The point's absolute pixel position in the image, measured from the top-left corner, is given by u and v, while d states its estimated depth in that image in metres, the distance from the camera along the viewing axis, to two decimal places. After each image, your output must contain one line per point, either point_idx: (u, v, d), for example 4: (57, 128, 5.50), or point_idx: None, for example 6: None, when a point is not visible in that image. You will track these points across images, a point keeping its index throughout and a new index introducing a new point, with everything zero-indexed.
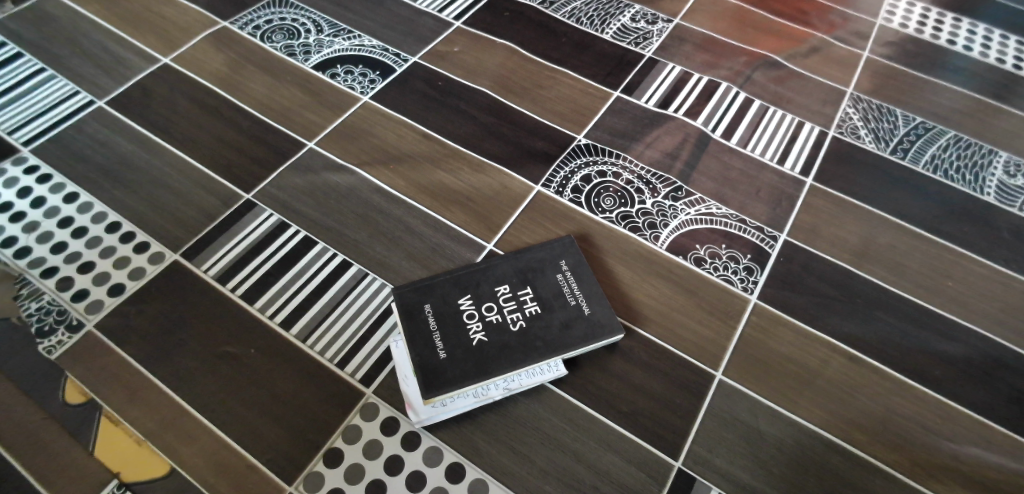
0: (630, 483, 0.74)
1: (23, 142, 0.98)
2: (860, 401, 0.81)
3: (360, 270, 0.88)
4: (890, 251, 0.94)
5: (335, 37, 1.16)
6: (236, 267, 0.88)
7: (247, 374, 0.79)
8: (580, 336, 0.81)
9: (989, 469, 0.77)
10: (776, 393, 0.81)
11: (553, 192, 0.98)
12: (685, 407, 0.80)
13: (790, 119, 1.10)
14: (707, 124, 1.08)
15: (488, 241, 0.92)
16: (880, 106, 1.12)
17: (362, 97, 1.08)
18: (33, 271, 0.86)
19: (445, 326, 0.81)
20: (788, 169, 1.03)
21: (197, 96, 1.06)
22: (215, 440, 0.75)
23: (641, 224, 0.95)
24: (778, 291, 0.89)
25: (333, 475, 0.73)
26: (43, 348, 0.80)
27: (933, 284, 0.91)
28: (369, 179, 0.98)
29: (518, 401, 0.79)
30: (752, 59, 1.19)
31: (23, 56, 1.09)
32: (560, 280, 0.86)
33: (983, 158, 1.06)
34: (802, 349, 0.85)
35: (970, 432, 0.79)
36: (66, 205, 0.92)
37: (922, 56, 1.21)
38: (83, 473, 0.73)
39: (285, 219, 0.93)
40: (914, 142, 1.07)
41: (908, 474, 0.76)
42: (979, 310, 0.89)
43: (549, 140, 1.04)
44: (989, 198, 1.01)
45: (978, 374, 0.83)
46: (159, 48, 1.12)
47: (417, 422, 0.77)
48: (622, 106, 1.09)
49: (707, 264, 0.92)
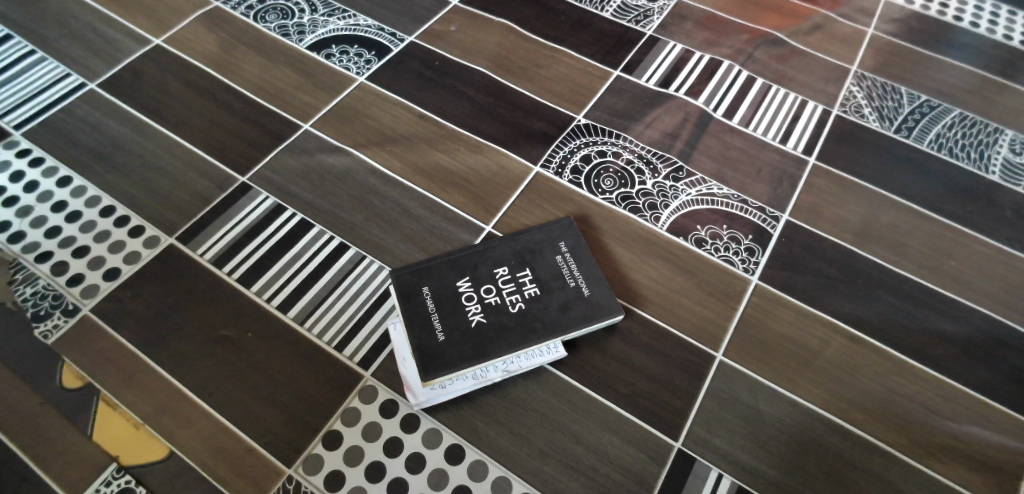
0: (630, 464, 0.74)
1: (14, 125, 0.97)
2: (860, 381, 0.80)
3: (357, 253, 0.87)
4: (892, 231, 0.93)
5: (329, 17, 1.14)
6: (232, 250, 0.87)
7: (244, 357, 0.79)
8: (580, 317, 0.80)
9: (990, 448, 0.76)
10: (777, 374, 0.81)
11: (552, 173, 0.97)
12: (684, 388, 0.79)
13: (792, 97, 1.08)
14: (708, 103, 1.06)
15: (485, 222, 0.91)
16: (884, 84, 1.11)
17: (357, 77, 1.06)
18: (26, 256, 0.85)
19: (443, 309, 0.80)
20: (790, 149, 1.01)
21: (190, 78, 1.04)
22: (213, 424, 0.75)
23: (641, 204, 0.94)
24: (779, 272, 0.88)
25: (332, 457, 0.73)
26: (39, 333, 0.79)
27: (935, 264, 0.90)
28: (365, 161, 0.97)
29: (518, 383, 0.78)
30: (753, 37, 1.17)
31: (13, 38, 1.07)
32: (559, 261, 0.85)
33: (988, 136, 1.04)
34: (803, 329, 0.84)
35: (970, 410, 0.79)
36: (60, 189, 0.91)
37: (927, 33, 1.19)
38: (83, 457, 0.72)
39: (279, 202, 0.92)
40: (919, 121, 1.05)
41: (909, 454, 0.76)
42: (982, 290, 0.88)
43: (547, 120, 1.02)
44: (994, 176, 0.99)
45: (979, 353, 0.82)
46: (151, 28, 1.10)
47: (416, 405, 0.76)
48: (622, 86, 1.08)
49: (708, 245, 0.91)
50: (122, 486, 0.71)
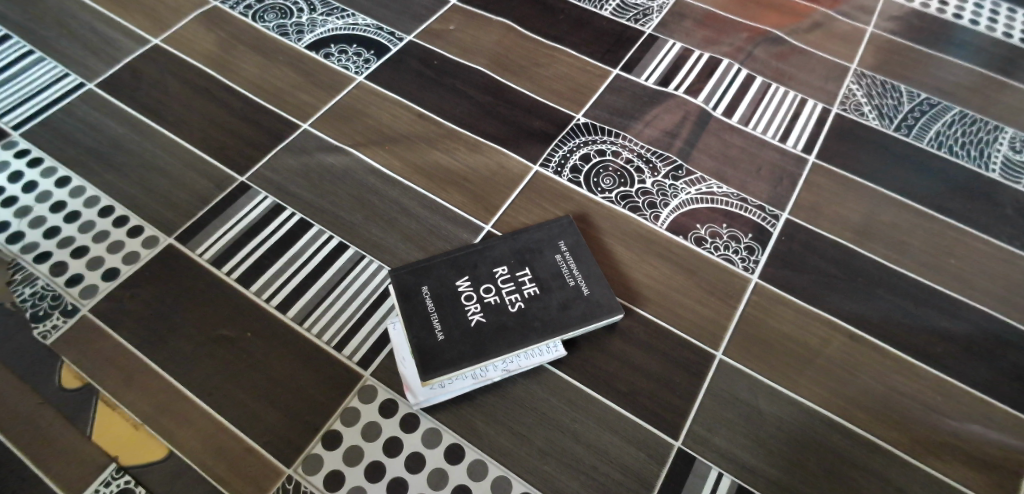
0: (630, 463, 0.74)
1: (13, 125, 0.97)
2: (860, 380, 0.80)
3: (357, 252, 0.87)
4: (892, 230, 0.93)
5: (328, 16, 1.14)
6: (231, 250, 0.87)
7: (244, 357, 0.79)
8: (580, 316, 0.80)
9: (990, 447, 0.76)
10: (777, 373, 0.80)
11: (551, 171, 0.96)
12: (684, 387, 0.79)
13: (792, 96, 1.08)
14: (708, 102, 1.06)
15: (485, 222, 0.91)
16: (884, 82, 1.10)
17: (356, 76, 1.06)
18: (25, 256, 0.85)
19: (443, 308, 0.80)
20: (790, 147, 1.01)
21: (189, 77, 1.04)
22: (213, 424, 0.74)
23: (641, 203, 0.94)
24: (779, 271, 0.88)
25: (332, 457, 0.73)
26: (38, 333, 0.79)
27: (935, 262, 0.90)
28: (365, 161, 0.96)
29: (517, 382, 0.78)
30: (753, 35, 1.16)
31: (11, 38, 1.07)
32: (559, 260, 0.85)
33: (988, 134, 1.04)
34: (803, 328, 0.84)
35: (971, 409, 0.78)
36: (59, 189, 0.91)
37: (927, 30, 1.19)
38: (83, 457, 0.72)
39: (278, 202, 0.91)
40: (919, 119, 1.05)
41: (909, 452, 0.76)
42: (983, 288, 0.88)
43: (547, 119, 1.02)
44: (994, 174, 0.99)
45: (979, 352, 0.82)
46: (149, 28, 1.10)
47: (416, 404, 0.76)
48: (621, 84, 1.08)
49: (708, 244, 0.90)
50: (122, 486, 0.71)
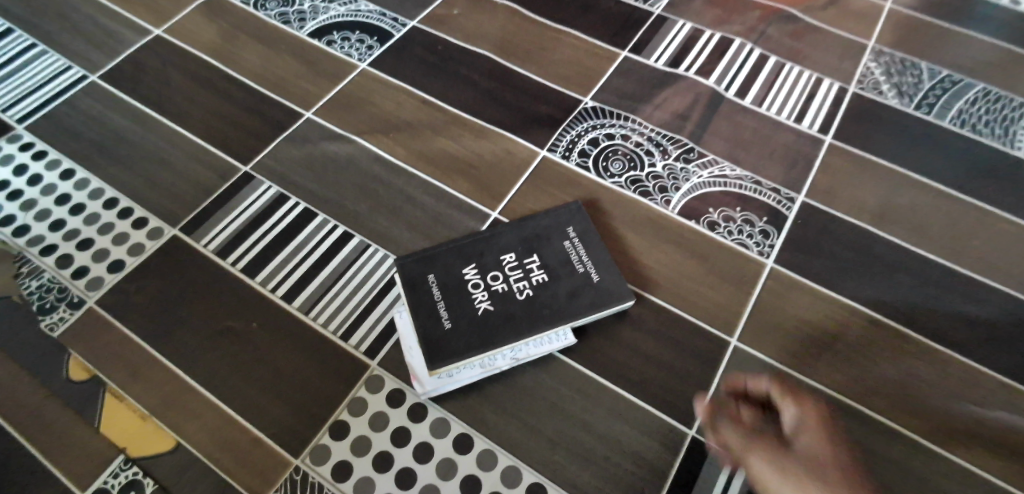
0: (641, 452, 0.72)
1: (17, 119, 0.97)
2: (880, 366, 0.78)
3: (362, 242, 0.86)
4: (913, 212, 0.90)
5: (331, 4, 1.12)
6: (236, 241, 0.86)
7: (249, 348, 0.78)
8: (589, 304, 0.78)
9: (1017, 434, 0.73)
10: (794, 360, 0.78)
11: (559, 156, 0.94)
12: (697, 375, 0.77)
13: (806, 75, 1.05)
14: (720, 83, 1.03)
15: (492, 209, 0.89)
16: (903, 59, 1.07)
17: (359, 64, 1.04)
18: (31, 249, 0.85)
19: (450, 296, 0.78)
20: (805, 128, 0.98)
21: (191, 68, 1.03)
22: (219, 415, 0.74)
23: (651, 187, 0.92)
24: (795, 255, 0.86)
25: (339, 447, 0.72)
26: (45, 326, 0.79)
27: (958, 244, 0.87)
28: (369, 149, 0.95)
29: (526, 371, 0.77)
30: (766, 14, 1.13)
31: (14, 32, 1.06)
32: (567, 247, 0.83)
33: (1013, 111, 1.00)
34: (820, 314, 0.81)
35: (995, 395, 0.76)
36: (63, 182, 0.91)
37: (948, 5, 1.14)
38: (90, 449, 0.72)
39: (283, 192, 0.90)
40: (940, 97, 1.02)
41: (931, 440, 0.73)
42: (1008, 270, 0.85)
43: (554, 103, 1.00)
44: (1020, 152, 0.95)
45: (1005, 336, 0.79)
46: (151, 19, 1.09)
47: (424, 394, 0.75)
48: (630, 67, 1.05)
49: (721, 228, 0.88)
50: (129, 478, 0.71)
